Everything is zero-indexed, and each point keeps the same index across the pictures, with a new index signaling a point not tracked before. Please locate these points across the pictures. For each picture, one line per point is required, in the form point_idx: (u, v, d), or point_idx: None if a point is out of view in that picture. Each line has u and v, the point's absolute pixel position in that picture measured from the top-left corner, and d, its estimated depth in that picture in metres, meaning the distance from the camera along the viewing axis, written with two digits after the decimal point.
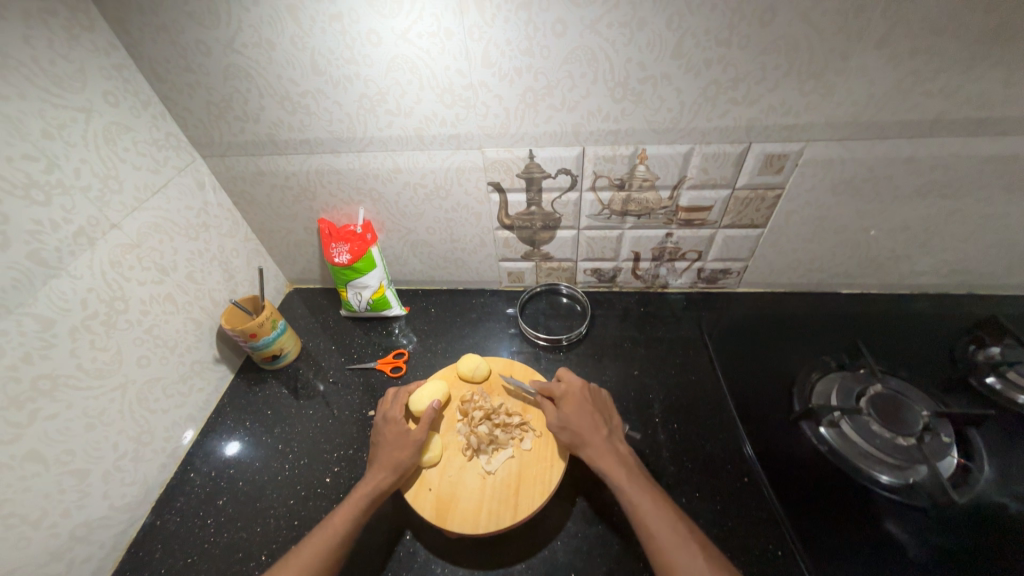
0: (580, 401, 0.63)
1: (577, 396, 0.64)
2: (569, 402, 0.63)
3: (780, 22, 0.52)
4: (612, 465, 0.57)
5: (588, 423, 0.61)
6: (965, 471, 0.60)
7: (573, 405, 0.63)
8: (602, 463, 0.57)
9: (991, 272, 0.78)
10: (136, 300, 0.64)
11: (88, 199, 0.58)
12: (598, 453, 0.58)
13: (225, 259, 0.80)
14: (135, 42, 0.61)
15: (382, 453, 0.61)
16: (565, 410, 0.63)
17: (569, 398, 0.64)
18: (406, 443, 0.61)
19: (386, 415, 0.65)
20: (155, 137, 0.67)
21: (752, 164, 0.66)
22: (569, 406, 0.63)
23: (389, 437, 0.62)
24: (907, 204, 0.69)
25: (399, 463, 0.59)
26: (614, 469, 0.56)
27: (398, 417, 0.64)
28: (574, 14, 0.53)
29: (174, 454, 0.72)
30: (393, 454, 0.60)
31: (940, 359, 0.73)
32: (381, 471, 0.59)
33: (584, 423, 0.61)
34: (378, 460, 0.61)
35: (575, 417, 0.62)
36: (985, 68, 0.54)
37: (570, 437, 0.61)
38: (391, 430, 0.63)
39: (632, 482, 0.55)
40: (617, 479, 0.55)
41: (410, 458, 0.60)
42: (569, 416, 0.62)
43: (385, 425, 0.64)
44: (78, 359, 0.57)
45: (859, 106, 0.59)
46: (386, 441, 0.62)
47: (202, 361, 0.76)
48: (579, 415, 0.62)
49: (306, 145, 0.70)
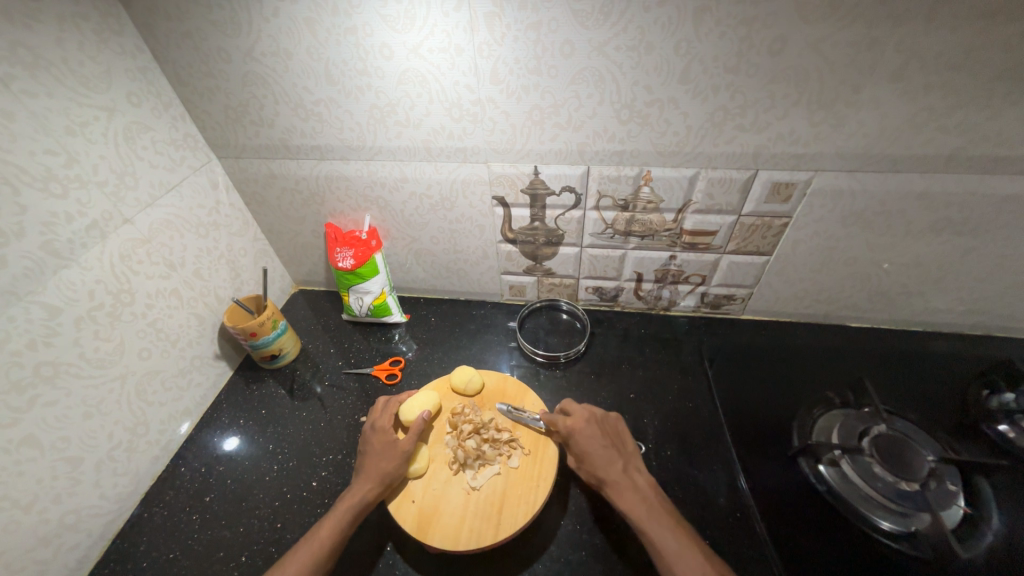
0: (593, 432, 0.61)
1: (589, 427, 0.62)
2: (582, 432, 0.61)
3: (789, 52, 0.52)
4: (634, 503, 0.55)
5: (605, 457, 0.59)
6: (972, 523, 0.57)
7: (585, 436, 0.61)
8: (622, 499, 0.55)
9: (1009, 313, 0.75)
10: (142, 293, 0.66)
11: (103, 194, 0.60)
12: (618, 486, 0.57)
13: (233, 257, 0.82)
14: (161, 47, 0.63)
15: (368, 463, 0.61)
16: (580, 442, 0.61)
17: (580, 428, 0.62)
18: (393, 454, 0.61)
19: (375, 424, 0.65)
20: (173, 137, 0.69)
21: (758, 191, 0.65)
22: (582, 437, 0.61)
23: (376, 447, 0.62)
24: (919, 240, 0.67)
25: (385, 474, 0.59)
26: (636, 508, 0.54)
27: (386, 427, 0.64)
28: (582, 36, 0.54)
29: (167, 446, 0.73)
30: (379, 464, 0.60)
31: (951, 403, 0.70)
32: (367, 481, 0.59)
33: (598, 453, 0.60)
34: (364, 470, 0.60)
35: (592, 450, 0.60)
36: (1003, 106, 0.52)
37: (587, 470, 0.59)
38: (379, 439, 0.63)
39: (654, 522, 0.53)
40: (640, 519, 0.53)
41: (397, 469, 0.60)
42: (583, 446, 0.61)
43: (373, 435, 0.64)
44: (81, 348, 0.58)
45: (870, 138, 0.58)
46: (373, 451, 0.62)
47: (202, 356, 0.78)
48: (596, 448, 0.60)
49: (317, 151, 0.72)
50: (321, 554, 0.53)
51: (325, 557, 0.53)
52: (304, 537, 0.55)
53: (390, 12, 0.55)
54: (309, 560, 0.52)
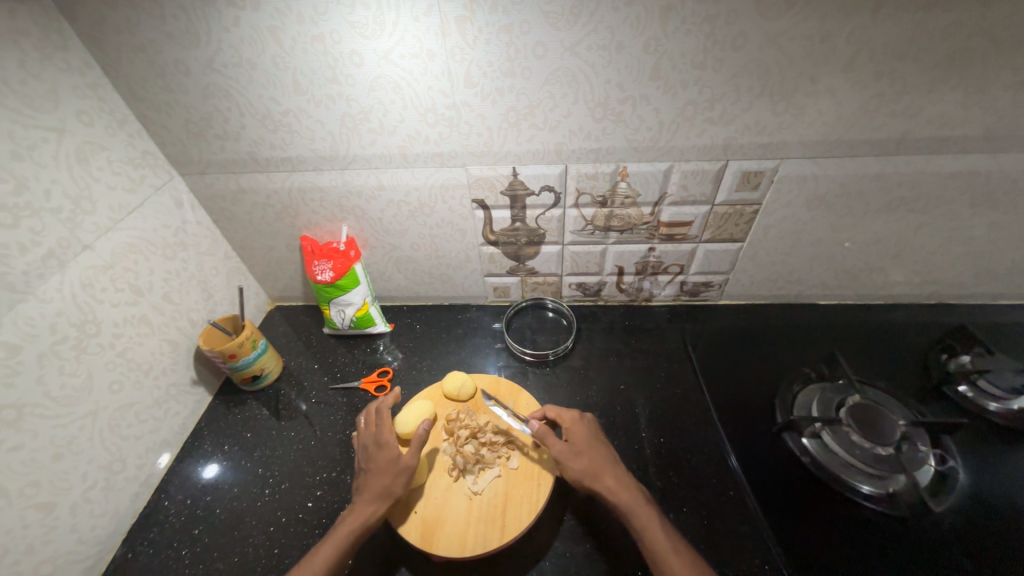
0: (588, 434, 0.62)
1: (584, 429, 0.63)
2: (577, 433, 0.62)
3: (752, 47, 0.54)
4: (637, 500, 0.55)
5: (601, 457, 0.60)
6: (942, 479, 0.61)
7: (581, 436, 0.62)
8: (621, 495, 0.56)
9: (960, 281, 0.81)
10: (108, 323, 0.62)
11: (58, 220, 0.56)
12: (616, 482, 0.57)
13: (204, 278, 0.78)
14: (112, 62, 0.60)
15: (374, 479, 0.58)
16: (577, 440, 0.61)
17: (576, 428, 0.63)
18: (400, 468, 0.58)
19: (379, 440, 0.62)
20: (131, 155, 0.65)
21: (729, 181, 0.68)
22: (578, 437, 0.61)
23: (381, 464, 0.60)
24: (877, 218, 0.72)
25: (391, 491, 0.57)
26: (638, 506, 0.55)
27: (392, 443, 0.61)
28: (554, 37, 0.54)
29: (147, 481, 0.69)
30: (386, 481, 0.58)
31: (915, 369, 0.75)
32: (373, 500, 0.57)
33: (596, 452, 0.60)
34: (369, 489, 0.58)
35: (591, 449, 0.60)
36: (945, 90, 0.56)
37: (583, 466, 0.58)
38: (385, 453, 0.60)
39: (656, 520, 0.54)
40: (642, 519, 0.54)
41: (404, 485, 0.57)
42: (581, 444, 0.60)
43: (378, 448, 0.61)
44: (45, 386, 0.55)
45: (830, 125, 0.61)
46: (380, 465, 0.59)
47: (178, 384, 0.74)
48: (594, 449, 0.60)
49: (288, 163, 0.69)
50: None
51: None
52: (309, 560, 0.53)
53: (358, 19, 0.54)
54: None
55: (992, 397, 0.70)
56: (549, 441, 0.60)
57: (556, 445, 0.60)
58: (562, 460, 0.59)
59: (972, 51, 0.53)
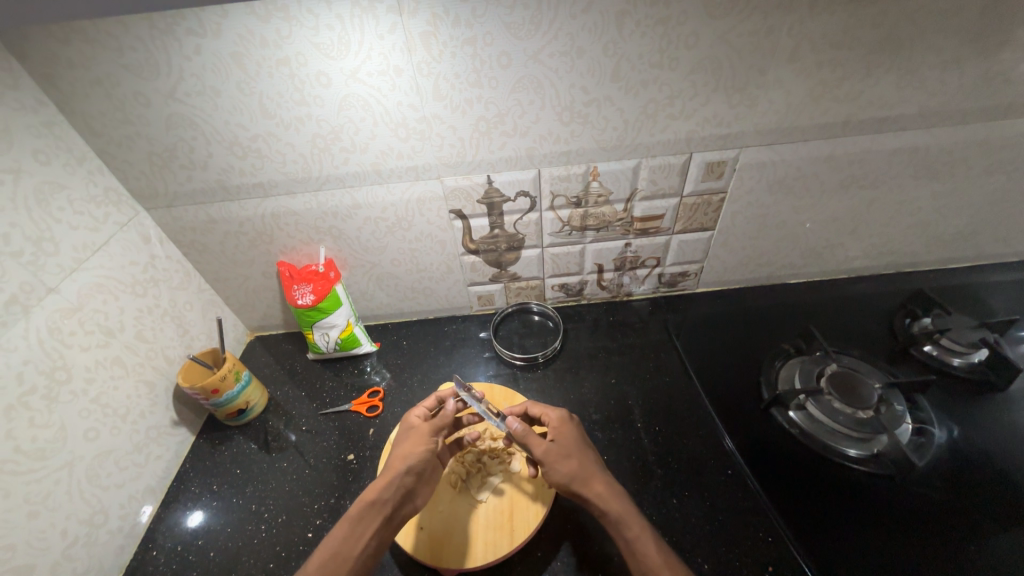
0: (576, 438, 0.60)
1: (571, 431, 0.61)
2: (565, 436, 0.60)
3: (703, 45, 0.57)
4: (627, 507, 0.53)
5: (589, 461, 0.58)
6: (921, 434, 0.64)
7: (569, 439, 0.60)
8: (610, 503, 0.53)
9: (912, 250, 0.87)
10: (79, 368, 0.60)
11: (19, 264, 0.54)
12: (606, 490, 0.55)
13: (178, 313, 0.76)
14: (66, 98, 0.58)
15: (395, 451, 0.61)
16: (565, 445, 0.59)
17: (563, 430, 0.61)
18: (415, 440, 0.61)
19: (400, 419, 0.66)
20: (92, 193, 0.63)
21: (695, 172, 0.71)
22: (566, 440, 0.59)
23: (401, 436, 0.63)
24: (833, 197, 0.76)
25: (403, 463, 0.58)
26: (629, 514, 0.53)
27: (411, 417, 0.65)
28: (517, 46, 0.56)
29: (132, 532, 0.66)
30: (399, 455, 0.59)
31: (883, 335, 0.79)
32: (386, 476, 0.57)
33: (584, 458, 0.58)
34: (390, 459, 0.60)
35: (579, 453, 0.58)
36: (879, 74, 0.61)
37: (570, 472, 0.56)
38: (405, 430, 0.64)
39: (646, 530, 0.52)
40: (630, 528, 0.52)
41: (416, 457, 0.59)
42: (569, 449, 0.58)
43: (400, 426, 0.65)
44: (15, 441, 0.52)
45: (781, 113, 0.65)
46: (398, 443, 0.62)
47: (159, 427, 0.71)
48: (582, 453, 0.58)
49: (260, 188, 0.69)
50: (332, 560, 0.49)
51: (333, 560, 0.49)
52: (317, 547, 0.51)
53: (323, 40, 0.54)
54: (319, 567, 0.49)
55: (955, 353, 0.74)
56: (533, 443, 0.58)
57: (541, 447, 0.58)
58: (547, 463, 0.57)
59: (899, 36, 0.58)
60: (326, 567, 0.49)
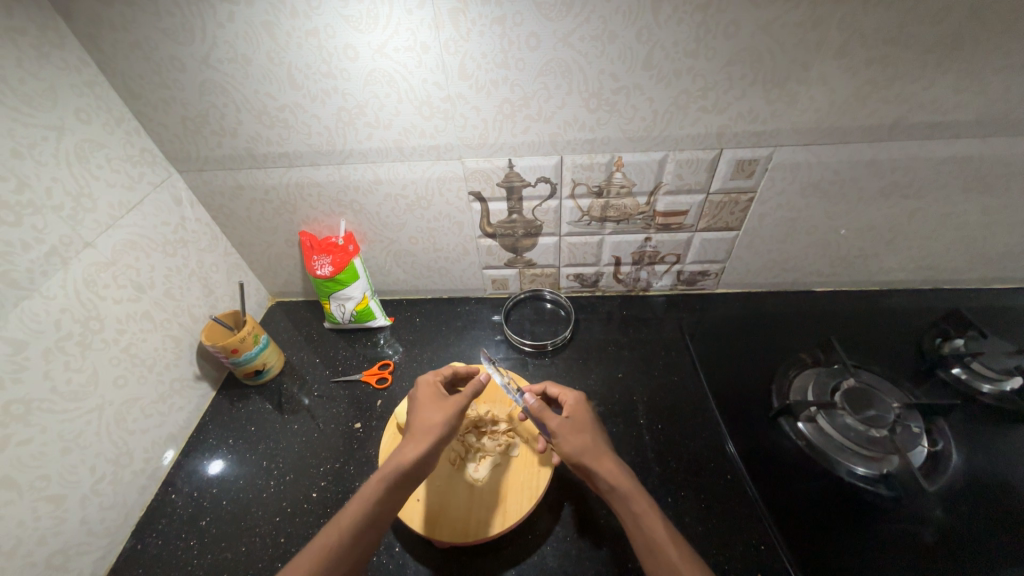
0: (590, 418, 0.60)
1: (586, 412, 0.61)
2: (580, 414, 0.60)
3: (744, 35, 0.54)
4: (636, 486, 0.53)
5: (600, 440, 0.58)
6: (934, 459, 0.62)
7: (583, 418, 0.60)
8: (619, 479, 0.53)
9: (954, 265, 0.81)
10: (112, 319, 0.63)
11: (60, 218, 0.57)
12: (615, 467, 0.54)
13: (205, 274, 0.79)
14: (107, 59, 0.60)
15: (419, 416, 0.60)
16: (579, 421, 0.59)
17: (578, 409, 0.61)
18: (444, 409, 0.60)
19: (423, 380, 0.65)
20: (129, 153, 0.66)
21: (724, 169, 0.68)
22: (580, 418, 0.60)
23: (425, 400, 0.62)
24: (871, 205, 0.72)
25: (433, 432, 0.57)
26: (638, 493, 0.52)
27: (436, 383, 0.64)
28: (547, 27, 0.55)
29: (154, 475, 0.71)
30: (429, 421, 0.59)
31: (910, 353, 0.76)
32: (412, 439, 0.57)
33: (596, 436, 0.58)
34: (416, 423, 0.59)
35: (591, 431, 0.58)
36: (935, 74, 0.57)
37: (581, 446, 0.56)
38: (429, 394, 0.63)
39: (653, 508, 0.51)
40: (637, 505, 0.51)
41: (444, 423, 0.58)
42: (582, 426, 0.58)
43: (423, 388, 0.64)
44: (52, 382, 0.56)
45: (822, 112, 0.61)
46: (422, 407, 0.61)
47: (182, 379, 0.75)
48: (595, 432, 0.58)
49: (285, 158, 0.70)
50: (362, 519, 0.50)
51: (365, 521, 0.50)
52: (349, 501, 0.52)
53: (352, 12, 0.54)
54: (352, 525, 0.50)
55: (985, 379, 0.71)
56: (548, 417, 0.58)
57: (556, 420, 0.58)
58: (560, 435, 0.57)
59: (962, 34, 0.53)
60: (359, 527, 0.50)
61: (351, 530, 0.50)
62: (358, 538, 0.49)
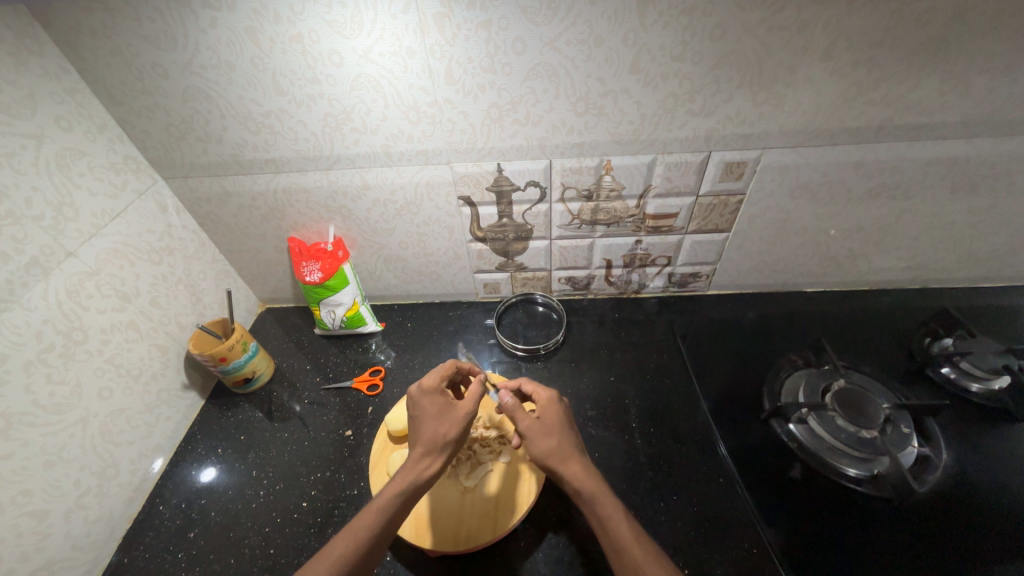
0: (561, 417, 0.59)
1: (559, 411, 0.60)
2: (551, 414, 0.59)
3: (730, 39, 0.54)
4: (602, 488, 0.52)
5: (570, 440, 0.57)
6: (925, 460, 0.62)
7: (555, 418, 0.59)
8: (585, 483, 0.52)
9: (942, 265, 0.82)
10: (96, 329, 0.62)
11: (41, 228, 0.56)
12: (581, 471, 0.53)
13: (192, 281, 0.78)
14: (88, 66, 0.59)
15: (424, 429, 0.58)
16: (548, 423, 0.58)
17: (550, 409, 0.60)
18: (450, 421, 0.58)
19: (423, 386, 0.61)
20: (112, 160, 0.65)
21: (713, 171, 0.68)
22: (550, 418, 0.59)
23: (429, 410, 0.59)
24: (860, 205, 0.73)
25: (440, 448, 0.56)
26: (603, 495, 0.51)
27: (437, 390, 0.61)
28: (533, 32, 0.54)
29: (141, 486, 0.70)
30: (435, 434, 0.57)
31: (900, 353, 0.76)
32: (423, 454, 0.55)
33: (565, 438, 0.57)
34: (420, 435, 0.57)
35: (561, 432, 0.57)
36: (921, 77, 0.57)
37: (548, 449, 0.55)
38: (432, 404, 0.60)
39: (620, 510, 0.51)
40: (603, 507, 0.51)
41: (454, 439, 0.57)
42: (552, 427, 0.58)
43: (423, 397, 0.60)
44: (34, 395, 0.55)
45: (809, 114, 0.61)
46: (426, 418, 0.59)
47: (170, 389, 0.74)
48: (565, 432, 0.57)
49: (272, 165, 0.69)
50: (377, 531, 0.49)
51: (377, 534, 0.49)
52: (363, 510, 0.51)
53: (336, 18, 0.53)
54: (367, 534, 0.49)
55: (973, 378, 0.72)
56: (518, 416, 0.58)
57: (526, 422, 0.58)
58: (528, 437, 0.57)
59: (946, 36, 0.53)
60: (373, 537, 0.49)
61: (366, 541, 0.48)
62: (373, 548, 0.48)
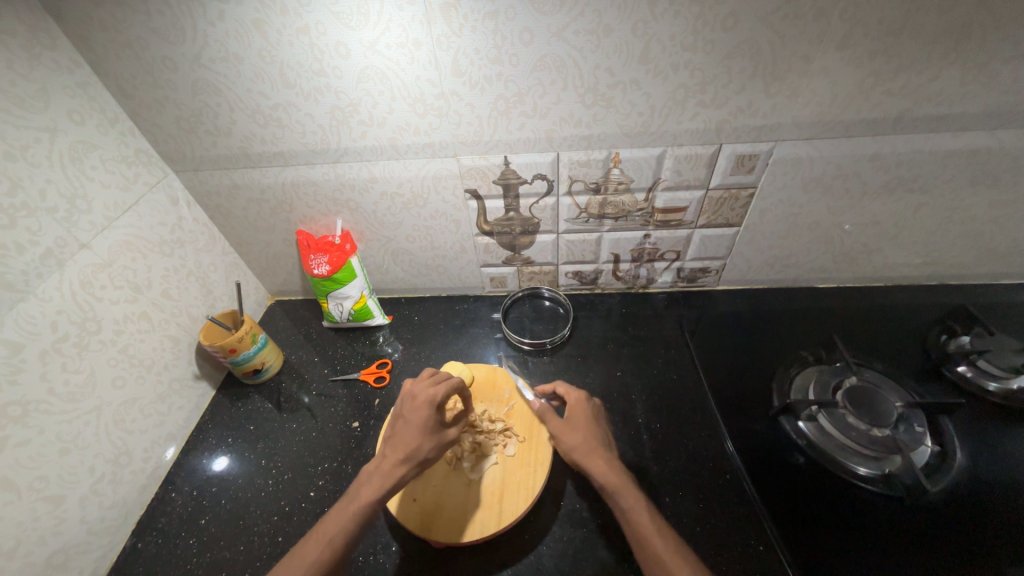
0: (589, 415, 0.60)
1: (586, 409, 0.60)
2: (578, 413, 0.60)
3: (743, 28, 0.53)
4: (625, 482, 0.52)
5: (596, 437, 0.57)
6: (938, 459, 0.61)
7: (582, 417, 0.59)
8: (608, 477, 0.52)
9: (961, 261, 0.80)
10: (109, 320, 0.64)
11: (54, 220, 0.57)
12: (604, 465, 0.53)
13: (203, 274, 0.79)
14: (100, 59, 0.60)
15: (406, 435, 0.56)
16: (576, 421, 0.59)
17: (578, 408, 0.60)
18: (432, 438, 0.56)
19: (419, 397, 0.58)
20: (124, 153, 0.66)
21: (723, 164, 0.67)
22: (578, 416, 0.59)
23: (415, 420, 0.57)
24: (875, 199, 0.71)
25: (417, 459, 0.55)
26: (626, 489, 0.51)
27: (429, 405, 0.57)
28: (541, 22, 0.54)
29: (154, 474, 0.71)
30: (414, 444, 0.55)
31: (915, 351, 0.75)
32: (400, 463, 0.54)
33: (591, 434, 0.57)
34: (398, 439, 0.56)
35: (588, 429, 0.57)
36: (942, 66, 0.55)
37: (573, 444, 0.56)
38: (420, 415, 0.57)
39: (642, 503, 0.51)
40: (626, 501, 0.51)
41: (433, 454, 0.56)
42: (578, 425, 0.58)
43: (416, 407, 0.57)
44: (49, 384, 0.56)
45: (824, 105, 0.60)
46: (410, 425, 0.57)
47: (181, 379, 0.75)
48: (590, 429, 0.58)
49: (280, 158, 0.69)
50: (348, 534, 0.50)
51: (348, 537, 0.50)
52: (333, 512, 0.52)
53: (342, 9, 0.53)
54: (341, 541, 0.50)
55: (992, 377, 0.70)
56: (546, 416, 0.60)
57: (552, 419, 0.59)
58: (555, 434, 0.58)
59: (969, 22, 0.51)
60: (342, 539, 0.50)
61: (336, 544, 0.49)
62: (344, 553, 0.49)
